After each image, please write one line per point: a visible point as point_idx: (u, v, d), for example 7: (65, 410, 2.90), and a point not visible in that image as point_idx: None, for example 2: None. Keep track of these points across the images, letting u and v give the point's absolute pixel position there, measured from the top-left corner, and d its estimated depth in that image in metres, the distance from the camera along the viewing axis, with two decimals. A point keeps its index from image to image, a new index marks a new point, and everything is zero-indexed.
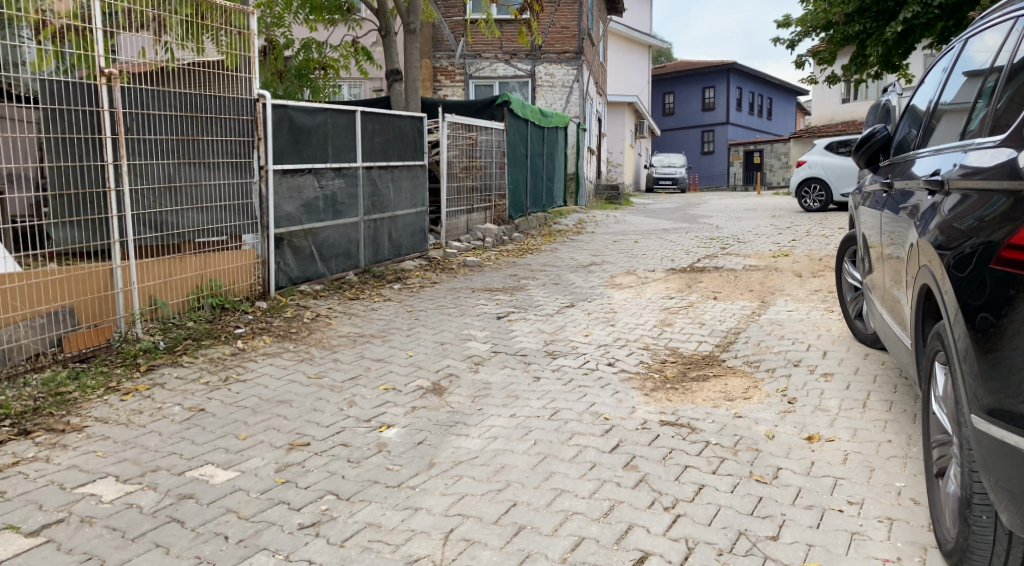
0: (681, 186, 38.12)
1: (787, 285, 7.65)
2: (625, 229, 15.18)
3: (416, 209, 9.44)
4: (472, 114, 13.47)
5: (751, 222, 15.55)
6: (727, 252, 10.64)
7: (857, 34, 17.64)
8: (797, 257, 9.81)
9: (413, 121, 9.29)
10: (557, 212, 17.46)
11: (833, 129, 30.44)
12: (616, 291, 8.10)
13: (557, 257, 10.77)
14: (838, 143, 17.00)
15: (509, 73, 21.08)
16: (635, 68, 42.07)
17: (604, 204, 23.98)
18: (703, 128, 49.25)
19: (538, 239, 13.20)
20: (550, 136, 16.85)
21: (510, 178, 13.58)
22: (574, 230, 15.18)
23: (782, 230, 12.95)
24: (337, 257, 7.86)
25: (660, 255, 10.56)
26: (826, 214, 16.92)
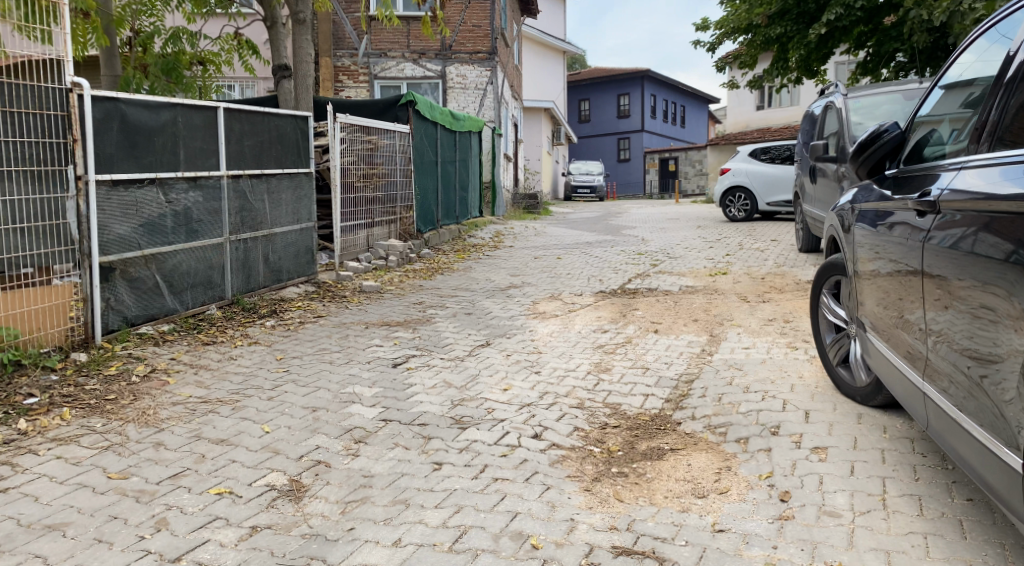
0: (599, 195, 37.53)
1: (735, 313, 6.59)
2: (545, 242, 14.04)
3: (301, 225, 8.12)
4: (373, 115, 12.13)
5: (678, 233, 14.68)
6: (659, 269, 9.61)
7: (777, 37, 17.18)
8: (736, 275, 8.84)
9: (294, 121, 7.95)
10: (472, 224, 16.21)
11: (748, 136, 30.40)
12: (538, 322, 6.88)
13: (471, 278, 9.50)
14: (760, 150, 16.27)
15: (419, 74, 19.78)
16: (550, 74, 41.42)
17: (522, 213, 22.87)
18: (619, 136, 49.07)
19: (450, 255, 11.90)
20: (462, 141, 15.60)
21: (418, 187, 12.23)
22: (490, 244, 13.94)
23: (712, 244, 12.08)
24: (192, 287, 6.40)
25: (586, 275, 9.42)
26: (752, 224, 16.27)
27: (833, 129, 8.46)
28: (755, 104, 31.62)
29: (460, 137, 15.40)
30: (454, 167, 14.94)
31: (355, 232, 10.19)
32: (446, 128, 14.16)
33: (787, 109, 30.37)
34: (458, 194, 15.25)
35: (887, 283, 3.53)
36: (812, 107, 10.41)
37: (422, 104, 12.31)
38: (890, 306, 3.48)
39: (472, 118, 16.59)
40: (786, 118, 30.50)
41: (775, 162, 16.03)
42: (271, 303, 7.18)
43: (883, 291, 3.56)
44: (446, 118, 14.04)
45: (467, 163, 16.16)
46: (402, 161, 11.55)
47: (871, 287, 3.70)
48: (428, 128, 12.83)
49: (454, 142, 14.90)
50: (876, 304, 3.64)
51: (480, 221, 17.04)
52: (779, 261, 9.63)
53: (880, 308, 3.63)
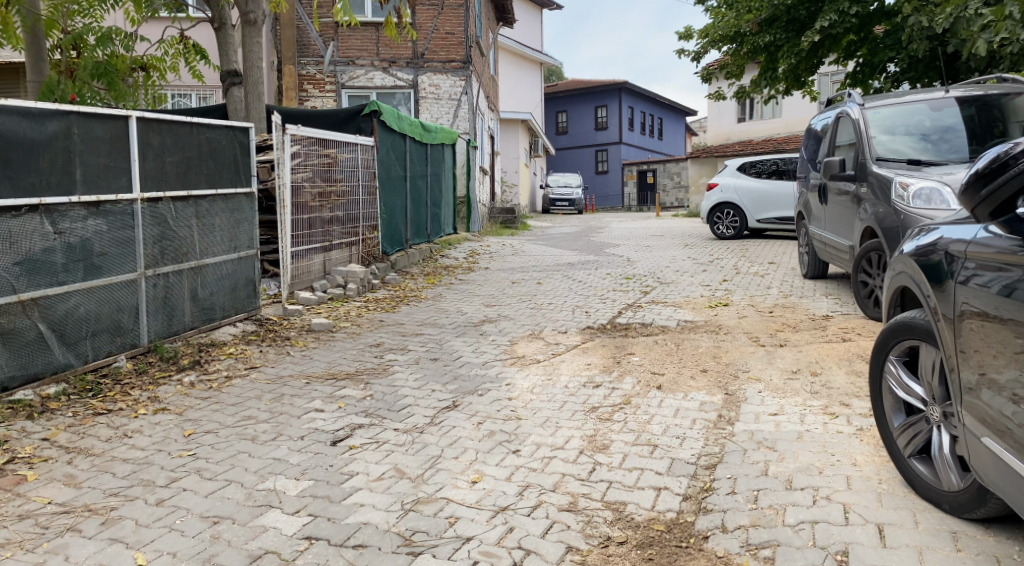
0: (578, 208, 36.57)
1: (750, 361, 5.55)
2: (522, 263, 12.98)
3: (239, 254, 6.98)
4: (333, 126, 11.03)
5: (665, 253, 13.70)
6: (652, 300, 8.56)
7: (766, 45, 16.43)
8: (740, 307, 7.82)
9: (229, 134, 6.81)
10: (445, 243, 15.09)
11: (729, 149, 29.69)
12: (517, 371, 5.79)
13: (440, 310, 8.39)
14: (749, 165, 15.81)
15: (388, 83, 18.68)
16: (527, 85, 40.47)
17: (499, 229, 21.79)
18: (597, 147, 48.28)
19: (418, 280, 10.78)
20: (433, 154, 14.51)
21: (383, 204, 11.11)
22: (463, 265, 12.84)
23: (704, 267, 11.08)
24: (93, 336, 5.22)
25: (569, 306, 8.35)
26: (743, 242, 15.35)
27: (848, 142, 7.47)
28: (736, 116, 30.94)
29: (431, 150, 14.30)
30: (425, 181, 13.83)
31: (309, 257, 9.05)
32: (415, 140, 13.05)
33: (771, 120, 29.88)
34: (428, 210, 14.13)
35: (996, 355, 2.49)
36: (820, 116, 9.43)
37: (388, 113, 11.20)
38: (1003, 384, 2.44)
39: (445, 129, 15.53)
40: (768, 130, 29.96)
41: (765, 177, 15.52)
42: (197, 350, 6.00)
43: (988, 360, 2.53)
44: (415, 129, 12.93)
45: (439, 178, 15.06)
46: (364, 176, 10.43)
47: (968, 354, 2.67)
48: (394, 139, 11.70)
49: (425, 154, 13.79)
50: (974, 373, 2.63)
51: (453, 239, 15.93)
52: (784, 289, 8.63)
53: (977, 379, 2.62)
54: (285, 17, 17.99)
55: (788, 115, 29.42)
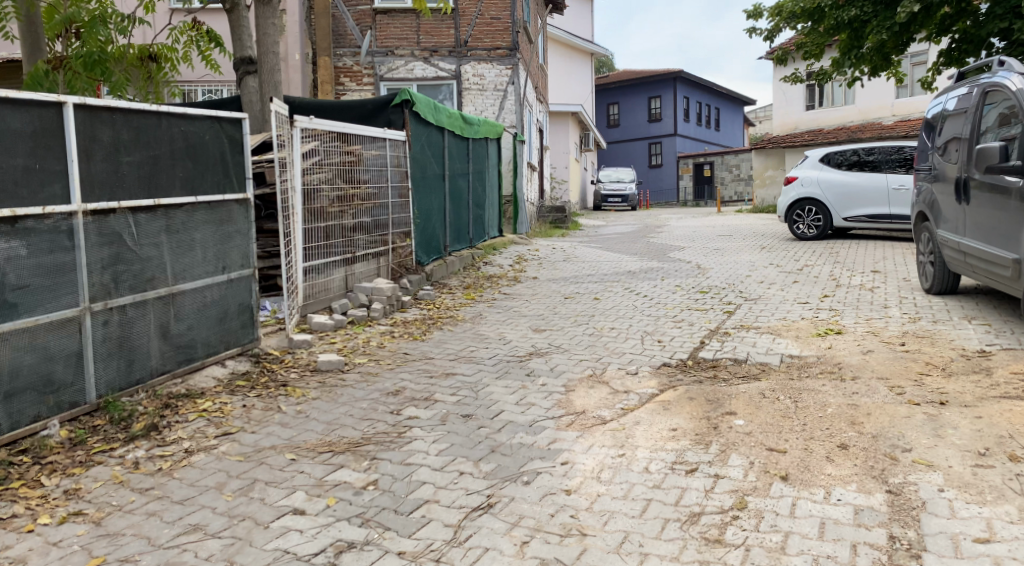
0: (632, 204, 34.80)
1: (906, 433, 3.96)
2: (576, 271, 11.45)
3: (229, 277, 5.61)
4: (360, 120, 9.68)
5: (739, 258, 12.03)
6: (739, 325, 6.96)
7: (851, 20, 14.56)
8: (857, 338, 6.18)
9: (213, 126, 5.43)
10: (489, 247, 13.70)
11: (797, 139, 27.62)
12: (576, 439, 4.30)
13: (479, 337, 6.95)
14: (837, 155, 13.94)
15: (429, 74, 17.32)
16: (578, 76, 38.76)
17: (549, 229, 20.31)
18: (651, 140, 46.34)
19: (458, 294, 9.36)
20: (476, 149, 13.11)
21: (418, 207, 9.75)
22: (508, 274, 11.38)
23: (793, 279, 9.39)
24: (8, 399, 3.89)
25: (638, 333, 6.82)
26: (826, 243, 13.58)
27: (1007, 123, 5.74)
28: (804, 104, 28.86)
29: (473, 145, 12.88)
30: (466, 181, 12.42)
31: (327, 272, 7.70)
32: (456, 134, 11.67)
33: (843, 107, 27.72)
34: (471, 213, 12.72)
35: None
36: (953, 90, 7.63)
37: (424, 103, 9.84)
38: None
39: (490, 123, 14.14)
40: (840, 118, 27.80)
41: (848, 169, 13.76)
42: (163, 405, 4.65)
43: None
44: (455, 122, 11.55)
45: (483, 177, 13.65)
46: (393, 177, 9.05)
47: None
48: (431, 132, 10.33)
49: (467, 151, 12.41)
50: None
51: (498, 242, 14.50)
52: (906, 310, 6.93)
53: None
54: (320, 5, 16.61)
55: (861, 101, 27.22)
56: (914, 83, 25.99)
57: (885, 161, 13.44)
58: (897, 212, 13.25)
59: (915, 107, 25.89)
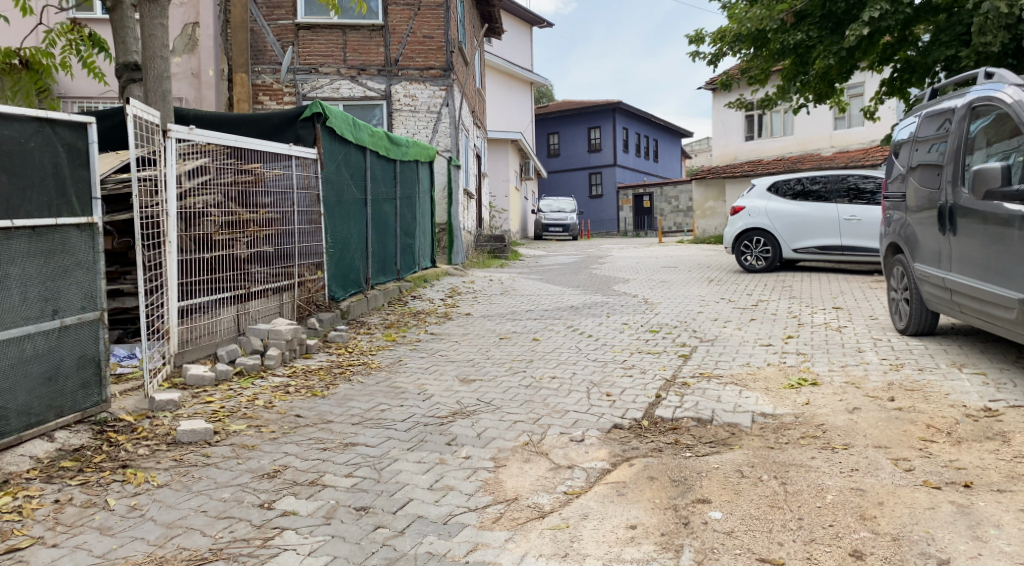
0: (574, 233, 34.18)
1: (936, 533, 3.01)
2: (514, 306, 10.42)
3: (64, 323, 4.38)
4: (266, 136, 8.56)
5: (688, 292, 11.22)
6: (697, 372, 6.02)
7: (796, 45, 14.17)
8: (836, 389, 5.29)
9: (42, 130, 4.25)
10: (420, 279, 12.60)
11: (737, 169, 27.33)
12: (503, 543, 3.22)
13: (395, 389, 5.82)
14: (785, 184, 13.39)
15: (357, 94, 16.26)
16: (516, 105, 38.27)
17: (487, 259, 19.31)
18: (591, 170, 46.08)
19: (376, 333, 8.21)
20: (405, 173, 12.08)
21: (334, 235, 8.63)
22: (437, 309, 10.25)
23: (750, 315, 8.54)
24: None
25: (582, 383, 5.81)
26: (776, 275, 12.92)
27: (1006, 141, 5.02)
28: (743, 134, 28.72)
29: (401, 168, 11.84)
30: (393, 206, 11.35)
31: (212, 312, 6.49)
32: (381, 155, 10.63)
33: (781, 138, 27.69)
34: (398, 242, 11.62)
35: None
36: (924, 106, 6.91)
37: (339, 117, 8.79)
38: None
39: (421, 145, 13.13)
40: (779, 149, 27.77)
41: (796, 199, 13.17)
42: None
43: None
44: (380, 142, 10.51)
45: (413, 203, 12.58)
46: (300, 200, 7.92)
47: None
48: (348, 149, 9.27)
49: (393, 174, 11.36)
50: None
51: (431, 273, 13.40)
52: (881, 354, 6.11)
53: None
54: (239, 18, 15.12)
55: (799, 132, 27.21)
56: (851, 114, 26.06)
57: (836, 190, 12.92)
58: (848, 244, 12.65)
59: (852, 138, 25.96)
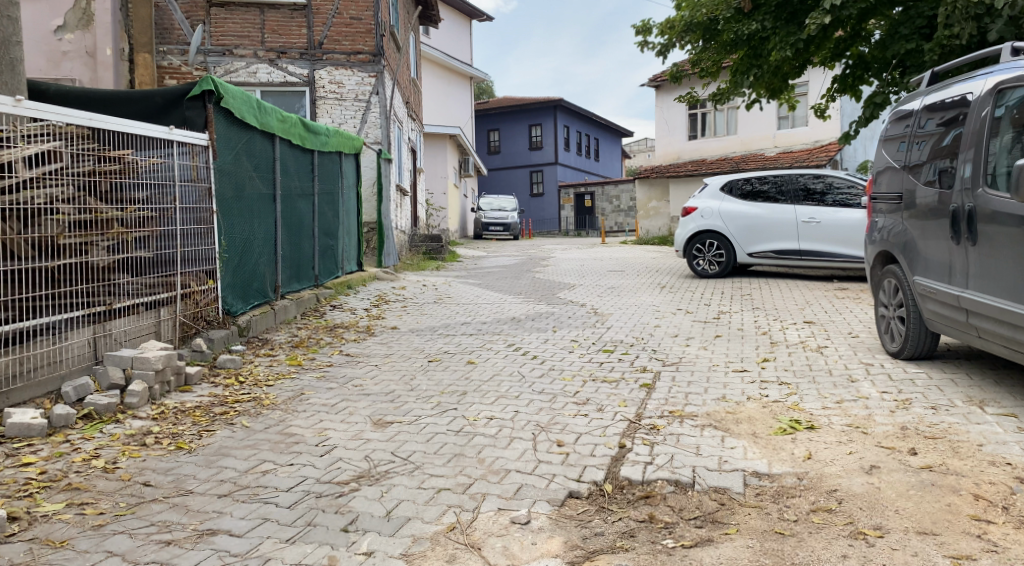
0: (514, 233, 33.12)
1: None
2: (447, 318, 9.20)
3: None
4: (145, 118, 7.18)
5: (640, 301, 10.19)
6: (665, 409, 4.93)
7: (751, 35, 13.33)
8: (839, 436, 4.27)
9: None
10: (342, 284, 11.29)
11: (681, 168, 26.61)
12: None
13: (287, 438, 4.55)
14: (739, 183, 12.57)
15: (276, 79, 14.91)
16: (455, 100, 37.09)
17: (422, 261, 18.05)
18: (531, 168, 45.11)
19: (279, 355, 6.88)
20: (325, 166, 10.80)
21: (228, 236, 7.33)
22: (358, 321, 8.94)
23: (713, 331, 7.52)
24: None
25: (526, 426, 4.67)
26: (730, 282, 12.07)
27: None
28: (687, 133, 28.07)
29: (322, 160, 10.61)
30: (310, 203, 10.12)
31: (57, 336, 5.15)
32: (297, 144, 9.46)
33: (724, 138, 27.16)
34: (317, 243, 10.37)
35: None
36: (916, 94, 5.99)
37: (241, 99, 7.65)
38: None
39: (346, 135, 11.85)
40: (722, 149, 27.24)
41: (751, 200, 12.34)
42: None
43: None
44: (295, 130, 9.35)
45: (335, 199, 11.33)
46: (181, 195, 6.57)
47: None
48: (252, 137, 8.12)
49: (313, 167, 10.17)
50: None
51: (356, 278, 12.07)
52: (879, 386, 5.13)
53: None
54: None
55: (743, 132, 26.72)
56: (794, 115, 25.63)
57: (793, 190, 12.15)
58: (806, 248, 11.87)
59: (795, 139, 25.54)
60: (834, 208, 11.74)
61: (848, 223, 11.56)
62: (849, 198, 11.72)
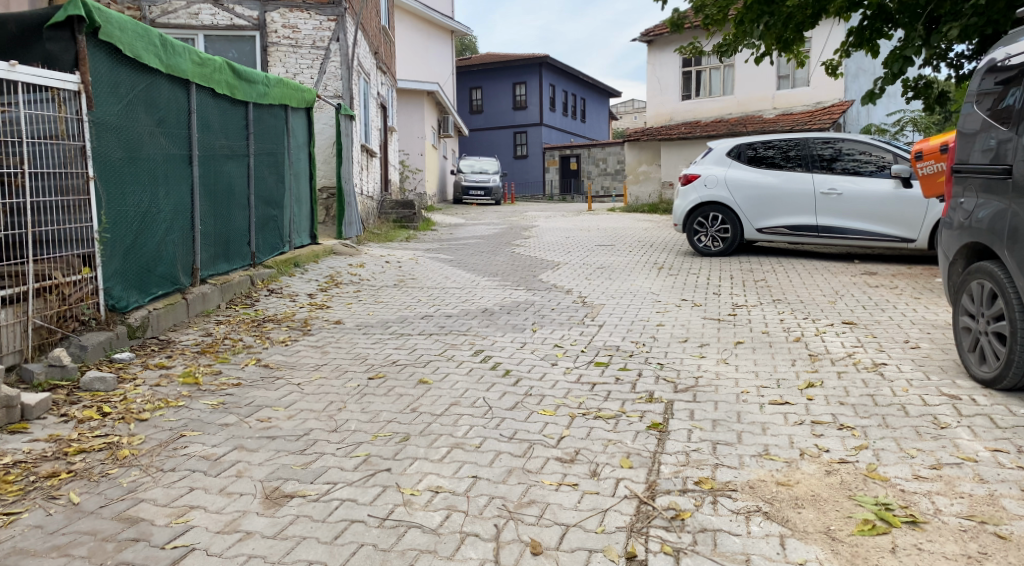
0: (495, 199, 31.33)
1: None
2: (403, 309, 7.62)
3: None
4: None
5: (636, 287, 8.66)
6: (687, 477, 3.43)
7: None
8: (962, 541, 2.79)
9: None
10: (288, 262, 9.69)
11: (673, 131, 24.94)
12: None
13: (124, 532, 3.02)
14: (749, 147, 11.09)
15: (222, 22, 13.35)
16: (434, 55, 35.30)
17: (392, 231, 16.39)
18: (515, 129, 43.14)
19: (175, 368, 5.30)
20: (262, 122, 9.19)
21: (114, 209, 5.73)
22: (294, 313, 7.33)
23: (731, 336, 6.02)
24: None
25: (487, 509, 3.15)
26: (736, 261, 10.58)
27: None
28: (679, 93, 26.36)
29: (258, 115, 9.03)
30: (241, 165, 8.53)
31: None
32: (223, 94, 7.93)
33: (720, 98, 25.52)
34: (252, 214, 8.78)
35: None
36: (1023, 31, 4.44)
37: (139, 35, 6.06)
38: None
39: (292, 85, 10.18)
40: (717, 110, 25.58)
41: (762, 167, 10.85)
42: None
43: None
44: (220, 77, 7.78)
45: (277, 161, 9.73)
46: (33, 156, 4.91)
47: None
48: (158, 84, 6.54)
49: (245, 122, 8.62)
50: None
51: (305, 254, 10.45)
52: (984, 439, 3.65)
53: None
54: None
55: (739, 92, 25.11)
56: (794, 73, 24.11)
57: (806, 156, 10.66)
58: (823, 224, 10.39)
59: (795, 99, 23.97)
60: (855, 178, 10.25)
61: (872, 195, 10.05)
62: (863, 167, 10.27)
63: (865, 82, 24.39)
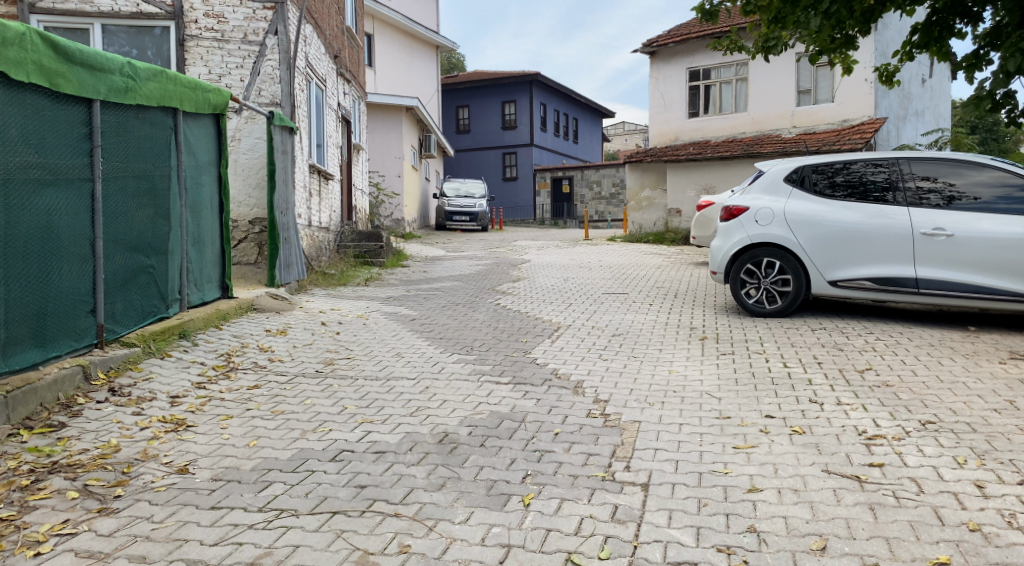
0: (482, 224, 28.47)
1: None
2: (308, 437, 4.62)
3: None
4: None
5: (682, 383, 5.70)
6: None
7: None
8: None
9: None
10: (169, 333, 6.71)
11: (681, 151, 22.21)
12: None
13: None
14: (815, 169, 8.31)
15: (126, 7, 10.31)
16: (415, 70, 32.58)
17: (351, 269, 13.45)
18: (504, 150, 40.39)
19: None
20: (122, 128, 6.23)
21: None
22: (116, 448, 4.33)
23: (915, 543, 3.08)
24: None
25: None
26: (802, 325, 7.70)
27: None
28: (686, 110, 23.65)
29: (113, 119, 6.07)
30: (76, 194, 5.56)
31: None
32: (31, 83, 4.99)
33: (732, 115, 22.82)
34: (100, 266, 5.79)
35: None
36: None
37: None
38: None
39: (184, 82, 7.28)
40: (729, 128, 22.92)
41: (835, 198, 8.11)
42: None
43: None
44: (21, 55, 4.84)
45: (152, 187, 6.76)
46: None
47: None
48: None
49: (85, 129, 5.69)
50: None
51: (203, 317, 7.47)
52: None
53: None
54: None
55: (755, 109, 22.44)
56: (817, 87, 21.53)
57: (859, 183, 8.06)
58: (928, 276, 7.52)
59: (818, 117, 21.40)
60: (977, 215, 7.42)
61: (1004, 238, 7.22)
62: (928, 198, 7.71)
63: (895, 99, 21.86)
